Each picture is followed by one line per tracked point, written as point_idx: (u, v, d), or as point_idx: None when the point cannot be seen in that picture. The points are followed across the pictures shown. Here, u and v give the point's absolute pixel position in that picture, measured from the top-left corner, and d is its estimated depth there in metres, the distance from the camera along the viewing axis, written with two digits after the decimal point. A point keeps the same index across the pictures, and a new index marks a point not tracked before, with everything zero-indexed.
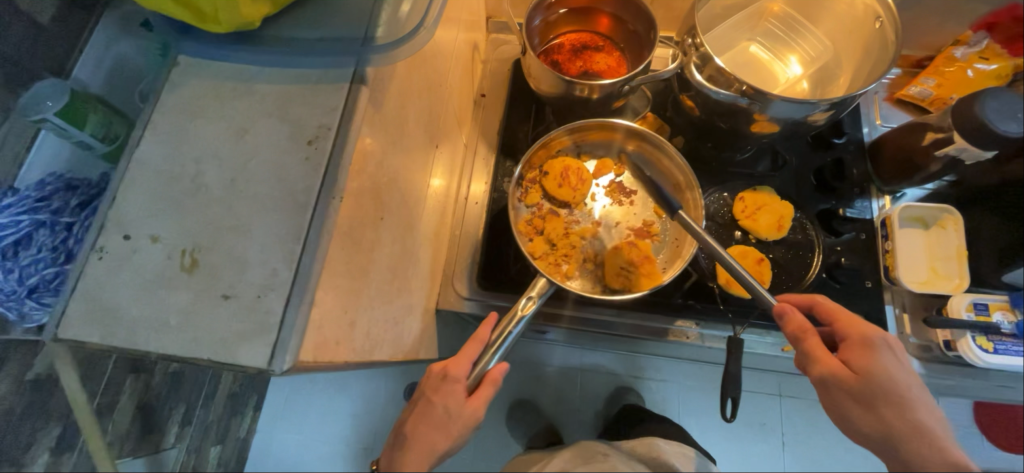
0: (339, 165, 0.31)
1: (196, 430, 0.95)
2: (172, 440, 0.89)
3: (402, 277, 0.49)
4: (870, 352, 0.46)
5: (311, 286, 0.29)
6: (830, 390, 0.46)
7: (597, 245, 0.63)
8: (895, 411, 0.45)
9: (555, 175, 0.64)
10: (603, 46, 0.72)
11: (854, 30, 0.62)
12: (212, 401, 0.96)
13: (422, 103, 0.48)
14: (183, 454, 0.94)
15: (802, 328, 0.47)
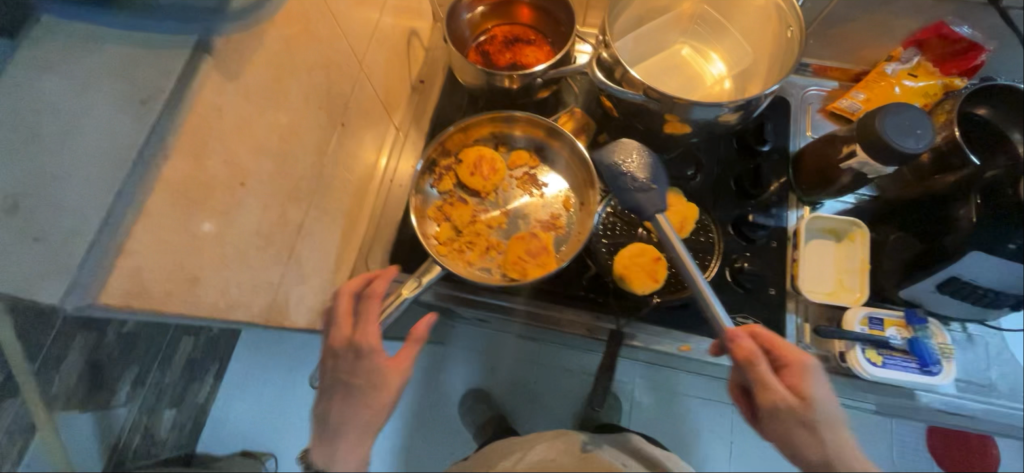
0: (167, 125, 0.33)
1: (150, 392, 0.91)
2: (122, 399, 0.84)
3: (283, 246, 0.51)
4: (807, 375, 0.48)
5: (120, 234, 0.31)
6: (779, 417, 0.47)
7: (501, 234, 0.65)
8: (830, 429, 0.47)
9: (468, 163, 0.67)
10: (534, 40, 0.72)
11: (770, 36, 0.62)
12: (169, 365, 0.90)
13: (313, 77, 0.50)
14: (132, 414, 0.89)
15: (749, 354, 0.48)
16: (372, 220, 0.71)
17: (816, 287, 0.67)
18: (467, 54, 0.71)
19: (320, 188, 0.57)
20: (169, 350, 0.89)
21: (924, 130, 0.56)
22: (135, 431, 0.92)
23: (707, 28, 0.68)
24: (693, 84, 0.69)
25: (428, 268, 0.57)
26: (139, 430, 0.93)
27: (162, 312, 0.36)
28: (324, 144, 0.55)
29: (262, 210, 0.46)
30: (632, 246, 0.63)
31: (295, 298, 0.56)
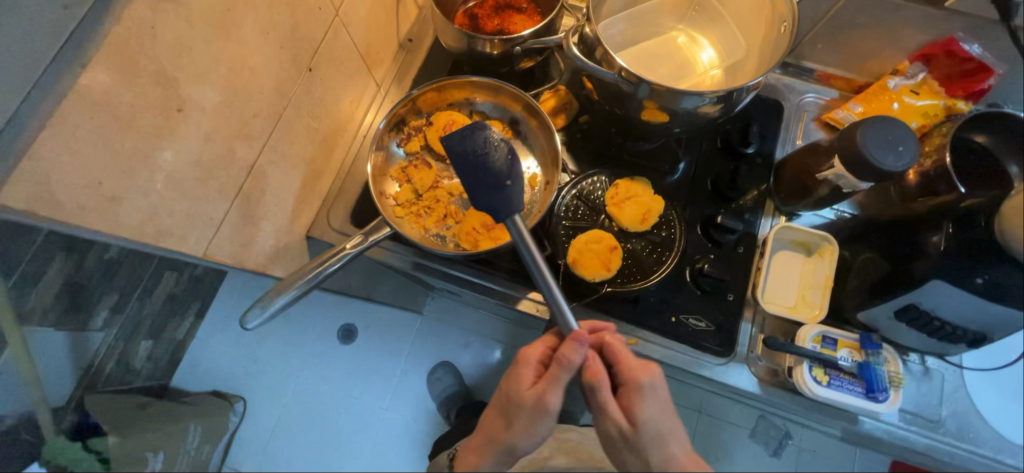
0: (90, 34, 0.33)
1: (129, 321, 0.77)
2: (98, 324, 0.71)
3: (229, 183, 0.51)
4: (639, 397, 0.47)
5: (25, 134, 0.31)
6: (611, 437, 0.48)
7: (462, 203, 0.66)
8: (656, 450, 0.47)
9: (439, 127, 0.67)
10: (526, 9, 0.70)
11: (765, 28, 0.59)
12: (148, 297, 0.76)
13: (274, 13, 0.48)
14: (109, 341, 0.75)
15: (594, 374, 0.47)
16: (339, 174, 0.70)
17: (777, 300, 0.64)
18: (455, 16, 0.69)
19: (278, 131, 0.56)
20: (152, 283, 0.73)
21: (906, 147, 0.54)
22: (112, 356, 0.78)
23: (705, 15, 0.66)
24: (684, 72, 0.66)
25: (377, 227, 0.57)
26: (113, 356, 0.78)
27: (74, 225, 0.36)
28: (285, 86, 0.54)
29: (203, 141, 0.45)
30: (590, 232, 0.62)
31: (242, 238, 0.56)
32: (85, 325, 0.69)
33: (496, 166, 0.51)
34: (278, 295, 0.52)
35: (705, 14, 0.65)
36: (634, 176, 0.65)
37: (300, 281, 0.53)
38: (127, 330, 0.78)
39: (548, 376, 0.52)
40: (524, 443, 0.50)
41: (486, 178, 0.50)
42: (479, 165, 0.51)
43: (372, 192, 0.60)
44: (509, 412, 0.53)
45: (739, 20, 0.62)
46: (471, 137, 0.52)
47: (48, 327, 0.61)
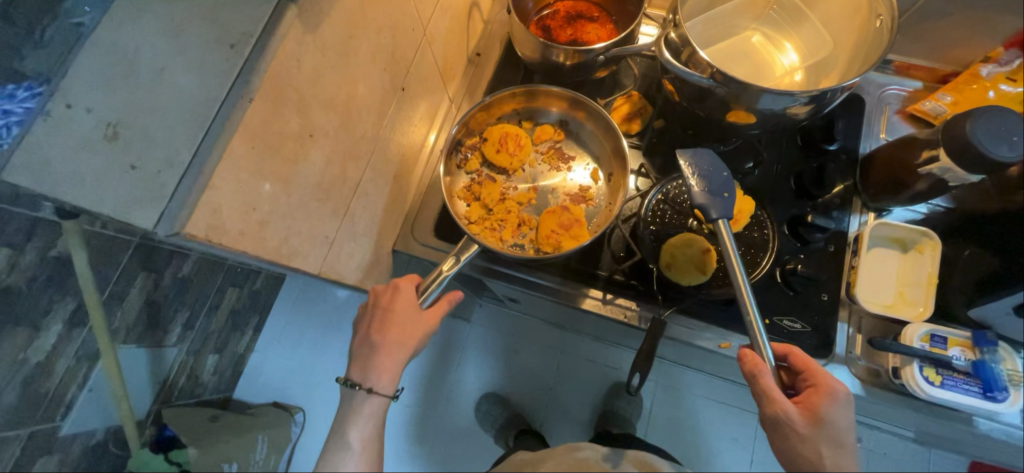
0: (254, 69, 0.35)
1: (197, 335, 0.93)
2: (173, 339, 0.87)
3: (340, 203, 0.53)
4: (828, 399, 0.47)
5: (208, 164, 0.33)
6: (782, 428, 0.47)
7: (532, 210, 0.65)
8: (834, 452, 0.46)
9: (494, 141, 0.67)
10: (597, 18, 0.70)
11: (856, 27, 0.58)
12: (214, 312, 0.94)
13: (380, 39, 0.51)
14: (182, 354, 0.91)
15: (757, 366, 0.47)
16: (420, 188, 0.72)
17: (874, 298, 0.63)
18: (528, 26, 0.70)
19: (376, 151, 0.58)
20: (217, 299, 0.93)
21: (1021, 137, 0.52)
22: (182, 371, 0.94)
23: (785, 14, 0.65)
24: (764, 73, 0.66)
25: (465, 245, 0.57)
26: (184, 371, 0.94)
27: (235, 249, 0.38)
28: (384, 107, 0.56)
29: (324, 164, 0.47)
30: (678, 236, 0.61)
31: (346, 255, 0.58)
32: (160, 342, 0.83)
33: (704, 186, 0.54)
34: (388, 319, 0.53)
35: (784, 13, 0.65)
36: None
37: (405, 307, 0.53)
38: (196, 345, 0.94)
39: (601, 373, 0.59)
40: None
41: (697, 188, 0.54)
42: (701, 181, 0.54)
43: (448, 213, 0.60)
44: None
45: (824, 19, 0.62)
46: (699, 158, 0.56)
47: (132, 344, 0.76)
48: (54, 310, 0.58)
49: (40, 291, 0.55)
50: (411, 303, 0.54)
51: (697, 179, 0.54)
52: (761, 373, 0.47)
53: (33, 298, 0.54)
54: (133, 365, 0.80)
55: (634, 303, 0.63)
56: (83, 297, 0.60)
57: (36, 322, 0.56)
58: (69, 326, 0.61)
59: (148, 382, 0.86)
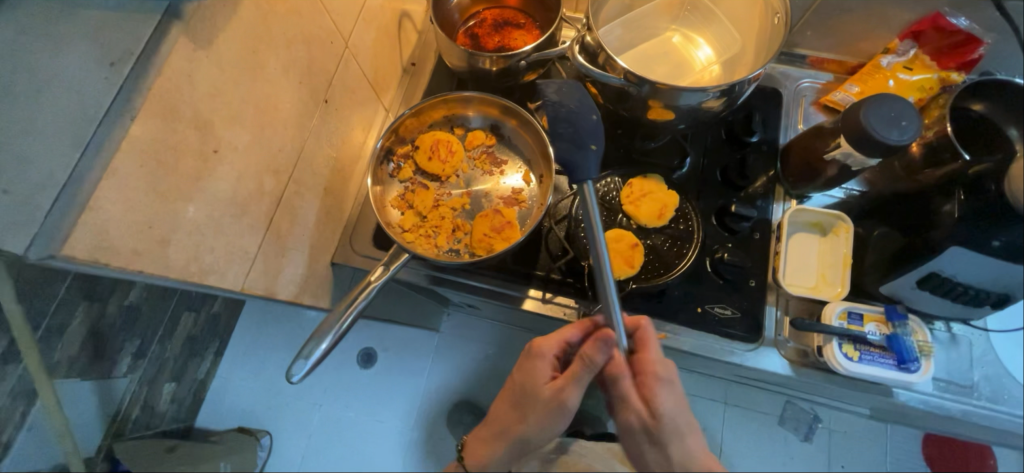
0: (136, 87, 0.35)
1: (150, 363, 0.88)
2: (124, 370, 0.83)
3: (261, 217, 0.52)
4: (656, 387, 0.50)
5: (87, 183, 0.33)
6: (634, 435, 0.51)
7: (466, 215, 0.66)
8: (676, 444, 0.49)
9: (425, 149, 0.68)
10: (524, 24, 0.72)
11: (759, 23, 0.61)
12: (169, 339, 0.90)
13: (292, 52, 0.51)
14: (134, 385, 0.87)
15: (583, 367, 0.50)
16: (359, 199, 0.72)
17: (798, 282, 0.66)
18: (455, 35, 0.71)
19: (301, 163, 0.58)
20: (172, 326, 0.89)
21: (909, 122, 0.55)
22: (135, 403, 0.89)
23: (698, 14, 0.68)
24: (683, 70, 0.68)
25: (395, 254, 0.57)
26: (138, 402, 0.90)
27: (129, 270, 0.37)
28: (304, 119, 0.56)
29: (237, 180, 0.47)
30: (610, 232, 0.63)
31: (275, 270, 0.57)
32: (109, 373, 0.79)
33: (576, 131, 0.53)
34: (317, 344, 0.52)
35: (697, 13, 0.68)
36: (647, 173, 0.67)
37: (335, 326, 0.52)
38: (149, 373, 0.90)
39: (592, 369, 0.49)
40: (537, 431, 0.55)
41: (562, 139, 0.53)
42: (570, 128, 0.53)
43: (379, 222, 0.60)
44: (556, 408, 0.53)
45: (732, 17, 0.65)
46: (565, 93, 0.55)
47: (75, 377, 0.73)
48: None
49: None
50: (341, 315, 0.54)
51: (570, 121, 0.53)
52: (585, 373, 0.49)
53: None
54: (76, 400, 0.76)
55: (573, 300, 0.65)
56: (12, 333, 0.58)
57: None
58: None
59: (96, 416, 0.82)
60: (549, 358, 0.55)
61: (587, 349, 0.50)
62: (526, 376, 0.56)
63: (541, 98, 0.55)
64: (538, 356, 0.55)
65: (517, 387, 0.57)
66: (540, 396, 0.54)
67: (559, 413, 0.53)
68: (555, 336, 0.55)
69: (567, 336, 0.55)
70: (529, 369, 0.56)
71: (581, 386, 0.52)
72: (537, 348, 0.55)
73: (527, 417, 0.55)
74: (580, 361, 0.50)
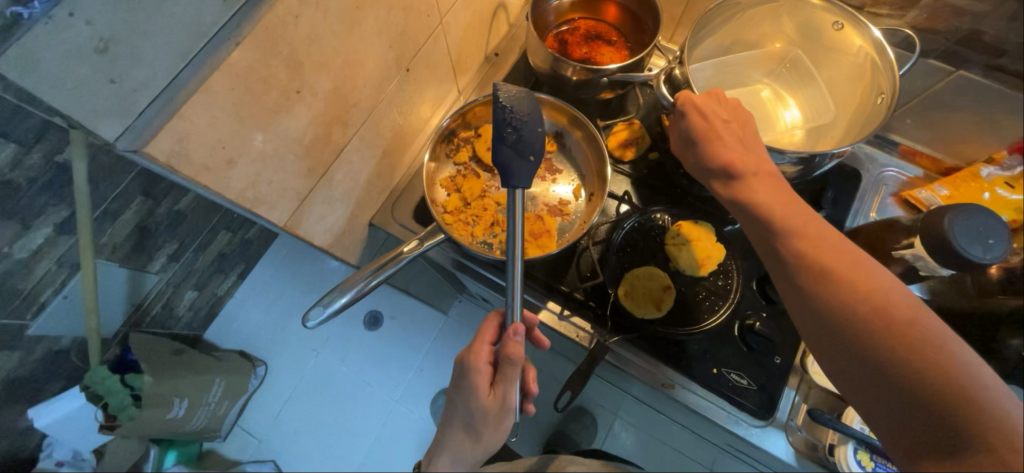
0: (249, 16, 0.37)
1: (180, 268, 0.93)
2: (157, 267, 0.87)
3: (320, 163, 0.54)
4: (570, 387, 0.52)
5: (183, 91, 0.36)
6: None
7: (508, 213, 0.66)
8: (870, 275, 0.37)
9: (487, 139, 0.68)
10: (615, 42, 0.71)
11: (862, 97, 0.59)
12: (203, 251, 0.95)
13: (391, 16, 0.53)
14: (162, 283, 0.92)
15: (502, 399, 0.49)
16: (411, 170, 0.73)
17: (827, 374, 0.62)
18: (545, 37, 0.71)
19: (369, 122, 0.60)
20: (208, 239, 0.94)
21: (997, 240, 0.51)
22: (158, 300, 0.94)
23: (794, 74, 0.65)
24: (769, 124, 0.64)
25: (432, 232, 0.58)
26: (160, 300, 0.94)
27: (194, 181, 0.40)
28: (384, 81, 0.58)
29: (308, 123, 0.49)
30: (644, 267, 0.62)
31: (318, 216, 0.59)
32: (144, 265, 0.84)
33: (520, 136, 0.50)
34: (338, 296, 0.53)
35: (794, 73, 0.65)
36: (698, 219, 0.65)
37: (359, 284, 0.53)
38: (178, 277, 0.95)
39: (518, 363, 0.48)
40: (494, 442, 0.52)
41: (505, 143, 0.50)
42: (516, 134, 0.50)
43: (425, 197, 0.61)
44: (505, 415, 0.50)
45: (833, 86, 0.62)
46: (521, 100, 0.51)
47: (115, 261, 0.77)
48: (44, 214, 0.59)
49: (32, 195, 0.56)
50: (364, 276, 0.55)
51: (518, 124, 0.50)
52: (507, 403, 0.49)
53: (28, 197, 0.55)
54: (111, 283, 0.80)
55: (590, 325, 0.63)
56: (76, 208, 0.62)
57: (27, 219, 0.57)
58: (58, 231, 0.62)
59: (124, 303, 0.86)
60: (483, 368, 0.51)
61: (509, 347, 0.48)
62: (464, 394, 0.51)
63: (494, 100, 0.50)
64: (470, 369, 0.51)
65: (459, 407, 0.52)
66: (488, 412, 0.50)
67: (511, 415, 0.51)
68: (481, 349, 0.52)
69: (488, 338, 0.52)
70: (466, 387, 0.51)
71: (517, 384, 0.50)
72: (468, 363, 0.51)
73: (483, 435, 0.51)
74: (505, 362, 0.49)
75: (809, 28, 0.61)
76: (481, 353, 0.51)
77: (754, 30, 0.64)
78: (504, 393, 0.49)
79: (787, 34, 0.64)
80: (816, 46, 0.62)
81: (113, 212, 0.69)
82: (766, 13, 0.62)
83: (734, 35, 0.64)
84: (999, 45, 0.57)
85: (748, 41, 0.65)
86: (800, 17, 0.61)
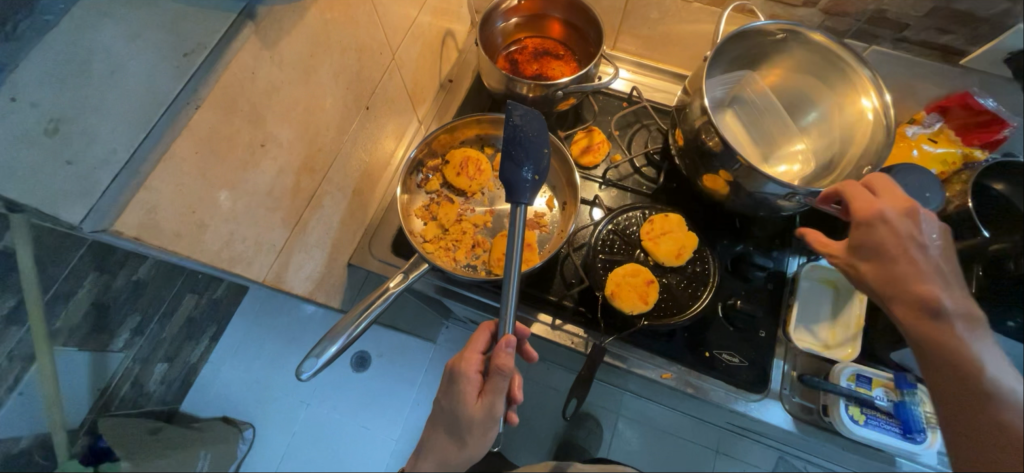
0: (205, 78, 0.37)
1: (146, 342, 0.87)
2: (120, 345, 0.81)
3: (293, 213, 0.54)
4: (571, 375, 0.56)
5: (147, 164, 0.35)
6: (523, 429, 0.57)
7: (487, 233, 0.67)
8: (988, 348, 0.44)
9: (455, 165, 0.69)
10: (563, 55, 0.74)
11: (857, 143, 0.61)
12: (168, 319, 0.89)
13: (346, 59, 0.53)
14: (127, 361, 0.85)
15: (490, 407, 0.49)
16: (383, 204, 0.73)
17: (807, 339, 0.65)
18: (497, 59, 0.73)
19: (337, 164, 0.60)
20: (172, 306, 0.89)
21: (933, 194, 0.57)
22: (126, 379, 0.87)
23: (800, 105, 0.67)
24: (769, 152, 0.67)
25: (415, 263, 0.58)
26: (128, 379, 0.88)
27: (168, 251, 0.39)
28: (346, 122, 0.58)
29: (276, 175, 0.49)
30: (627, 265, 0.64)
31: (298, 264, 0.58)
32: (106, 346, 0.78)
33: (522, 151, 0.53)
34: (329, 344, 0.52)
35: (808, 109, 0.67)
36: (669, 212, 0.67)
37: (349, 328, 0.52)
38: (144, 352, 0.88)
39: (507, 377, 0.48)
40: (476, 448, 0.52)
41: (511, 160, 0.52)
42: (524, 152, 0.53)
43: (403, 229, 0.61)
44: (491, 424, 0.50)
45: (835, 127, 0.64)
46: (529, 121, 0.55)
47: (73, 347, 0.71)
48: None
49: None
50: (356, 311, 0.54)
51: (520, 137, 0.53)
52: (495, 409, 0.49)
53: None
54: (71, 370, 0.74)
55: (582, 329, 0.64)
56: (25, 295, 0.57)
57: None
58: (4, 324, 0.57)
59: (88, 389, 0.79)
60: (473, 378, 0.50)
61: (500, 358, 0.48)
62: (452, 400, 0.52)
63: (506, 119, 0.54)
64: (460, 378, 0.51)
65: (447, 414, 0.53)
66: (473, 421, 0.50)
67: (494, 424, 0.51)
68: (472, 355, 0.52)
69: (480, 347, 0.52)
70: (455, 395, 0.51)
71: (504, 394, 0.50)
72: (458, 371, 0.51)
73: (467, 441, 0.52)
74: (495, 373, 0.48)
75: (797, 61, 0.65)
76: (471, 361, 0.51)
77: (758, 62, 0.67)
78: (491, 402, 0.49)
79: (790, 66, 0.66)
80: (802, 73, 0.66)
81: (64, 294, 0.64)
82: (760, 46, 0.64)
83: (740, 65, 0.67)
84: (903, 20, 0.62)
85: (752, 71, 0.67)
86: (789, 52, 0.64)
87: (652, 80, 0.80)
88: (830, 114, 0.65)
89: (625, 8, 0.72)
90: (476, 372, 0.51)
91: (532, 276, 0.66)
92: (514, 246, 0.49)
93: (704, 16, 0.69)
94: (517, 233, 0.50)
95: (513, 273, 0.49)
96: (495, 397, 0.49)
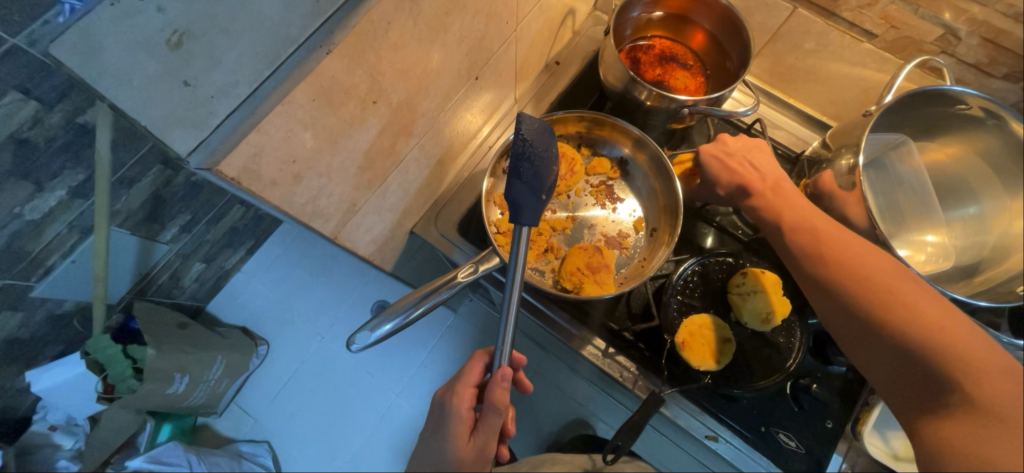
0: (344, 22, 0.34)
1: (191, 240, 0.86)
2: (167, 238, 0.81)
3: (379, 174, 0.50)
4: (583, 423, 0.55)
5: (264, 105, 0.33)
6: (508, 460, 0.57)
7: (564, 240, 0.62)
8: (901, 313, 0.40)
9: None
10: (690, 66, 0.67)
11: (1013, 260, 0.57)
12: (215, 224, 0.87)
13: (476, 19, 0.48)
14: (170, 254, 0.85)
15: (486, 446, 0.48)
16: (459, 179, 0.66)
17: (878, 443, 0.60)
18: (620, 50, 0.65)
19: (432, 130, 0.55)
20: (221, 212, 0.87)
21: None
22: (166, 270, 0.87)
23: (957, 196, 0.61)
24: (897, 230, 0.58)
25: (487, 256, 0.53)
26: (167, 270, 0.87)
27: (260, 198, 0.36)
28: (454, 89, 0.54)
29: (377, 134, 0.45)
30: (704, 315, 0.59)
31: (367, 226, 0.54)
32: (155, 235, 0.78)
33: (537, 174, 0.48)
34: (384, 321, 0.49)
35: (965, 202, 0.60)
36: (765, 268, 0.60)
37: (407, 309, 0.49)
38: (187, 249, 0.88)
39: (502, 411, 0.48)
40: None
41: (519, 178, 0.48)
42: (532, 170, 0.49)
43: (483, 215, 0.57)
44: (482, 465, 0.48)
45: (989, 232, 0.59)
46: (541, 134, 0.50)
47: (126, 230, 0.71)
48: (61, 175, 0.55)
49: (53, 153, 0.52)
50: (404, 301, 0.50)
51: (533, 159, 0.49)
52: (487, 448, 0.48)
53: (46, 158, 0.52)
54: (118, 251, 0.74)
55: (636, 365, 0.60)
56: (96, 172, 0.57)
57: (41, 181, 0.53)
58: (73, 194, 0.58)
59: (130, 272, 0.80)
60: (465, 415, 0.49)
61: (495, 391, 0.47)
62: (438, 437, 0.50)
63: (515, 131, 0.49)
64: (452, 414, 0.50)
65: (430, 453, 0.50)
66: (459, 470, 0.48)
67: (485, 466, 0.49)
68: (465, 389, 0.51)
69: (472, 381, 0.51)
70: (445, 432, 0.50)
71: (497, 431, 0.49)
72: (450, 406, 0.50)
73: None
74: (490, 408, 0.48)
75: (984, 150, 0.59)
76: (464, 393, 0.51)
77: (934, 134, 0.61)
78: (484, 442, 0.48)
79: (965, 152, 0.60)
80: (977, 165, 0.60)
81: (130, 179, 0.64)
82: (948, 118, 0.58)
83: (913, 131, 0.61)
84: None
85: (918, 142, 0.61)
86: (977, 140, 0.59)
87: (777, 115, 0.70)
88: (989, 217, 0.59)
89: (777, 31, 0.63)
90: (470, 407, 0.50)
91: (600, 303, 0.61)
92: (514, 275, 0.47)
93: (867, 60, 0.61)
94: (516, 266, 0.47)
95: (512, 303, 0.48)
96: (488, 437, 0.48)
